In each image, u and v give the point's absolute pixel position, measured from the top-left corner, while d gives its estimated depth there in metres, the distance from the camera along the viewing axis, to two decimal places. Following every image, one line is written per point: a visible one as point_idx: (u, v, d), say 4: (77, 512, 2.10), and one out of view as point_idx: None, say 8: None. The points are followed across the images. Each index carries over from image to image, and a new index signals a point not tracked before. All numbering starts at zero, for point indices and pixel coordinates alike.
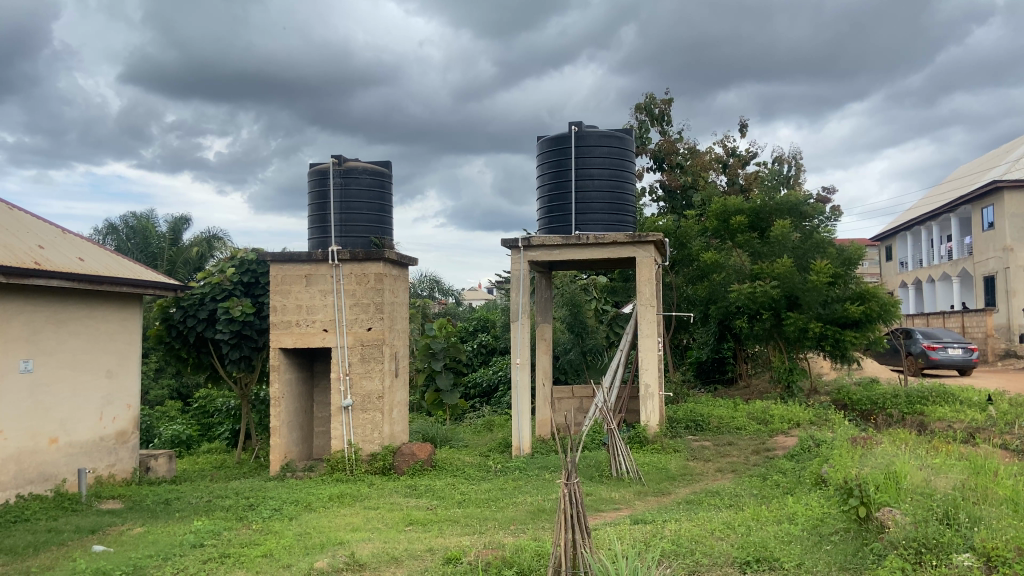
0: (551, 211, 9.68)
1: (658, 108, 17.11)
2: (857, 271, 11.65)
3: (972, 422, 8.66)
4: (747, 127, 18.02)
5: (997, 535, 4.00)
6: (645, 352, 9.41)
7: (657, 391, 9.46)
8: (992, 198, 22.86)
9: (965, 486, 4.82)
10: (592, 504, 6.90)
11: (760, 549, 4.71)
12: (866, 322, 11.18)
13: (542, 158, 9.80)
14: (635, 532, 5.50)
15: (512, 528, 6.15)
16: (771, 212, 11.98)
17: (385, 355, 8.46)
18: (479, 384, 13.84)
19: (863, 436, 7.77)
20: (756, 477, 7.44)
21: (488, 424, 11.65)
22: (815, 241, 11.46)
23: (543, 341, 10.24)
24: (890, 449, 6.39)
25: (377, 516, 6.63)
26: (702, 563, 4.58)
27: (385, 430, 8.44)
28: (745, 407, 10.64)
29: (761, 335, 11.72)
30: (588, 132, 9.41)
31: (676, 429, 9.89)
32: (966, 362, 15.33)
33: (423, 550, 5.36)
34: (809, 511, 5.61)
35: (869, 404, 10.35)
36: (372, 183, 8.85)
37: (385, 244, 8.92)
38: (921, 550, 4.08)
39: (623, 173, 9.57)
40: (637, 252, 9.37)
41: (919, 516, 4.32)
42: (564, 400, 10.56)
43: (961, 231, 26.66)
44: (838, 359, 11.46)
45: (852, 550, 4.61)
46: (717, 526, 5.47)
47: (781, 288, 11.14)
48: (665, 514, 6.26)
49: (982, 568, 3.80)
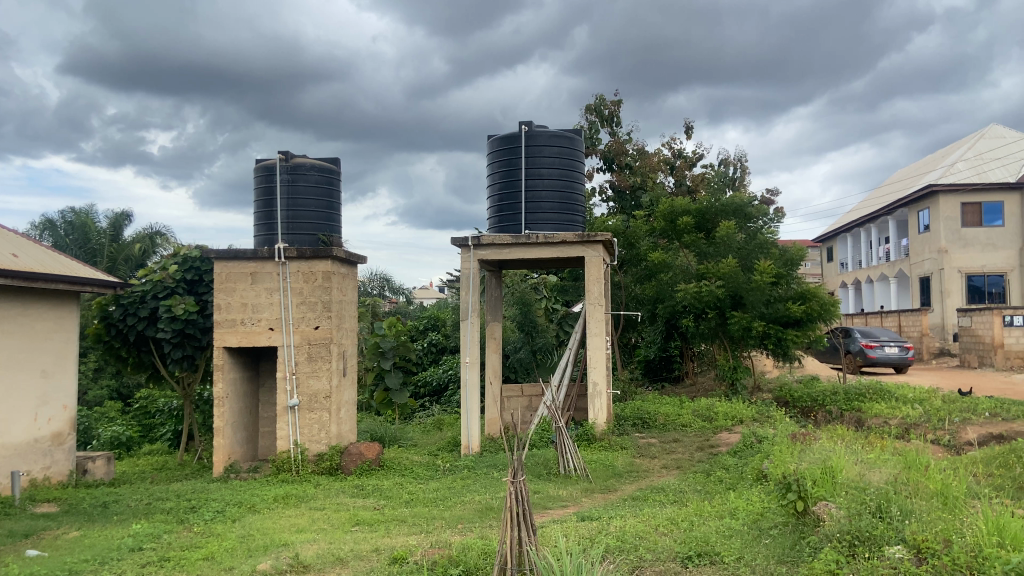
0: (501, 210, 9.69)
1: (608, 109, 17.27)
2: (798, 272, 11.96)
3: (906, 418, 8.96)
4: (692, 130, 18.36)
5: (927, 528, 4.15)
6: (594, 351, 9.48)
7: (605, 389, 9.54)
8: (928, 202, 23.75)
9: (897, 480, 4.98)
10: (539, 501, 6.95)
11: (702, 544, 4.82)
12: (807, 321, 11.45)
13: (492, 157, 9.82)
14: (581, 529, 5.57)
15: (460, 526, 6.17)
16: (717, 213, 12.21)
17: (333, 354, 8.36)
18: (429, 384, 13.77)
19: (803, 432, 8.00)
20: (700, 473, 7.57)
21: (438, 423, 11.62)
22: (758, 242, 11.77)
23: (492, 339, 10.24)
24: (826, 444, 6.61)
25: (323, 516, 6.56)
26: (645, 558, 4.67)
27: (332, 430, 8.33)
28: (691, 404, 10.81)
29: (707, 334, 11.90)
30: (538, 132, 9.48)
31: (624, 426, 9.99)
32: (902, 360, 15.81)
33: (369, 550, 5.32)
34: (749, 506, 5.75)
35: (809, 401, 10.64)
36: (321, 179, 8.75)
37: (332, 242, 8.81)
38: (854, 543, 4.22)
39: (572, 173, 9.65)
40: (585, 251, 9.45)
41: (853, 509, 4.47)
42: (512, 399, 10.55)
43: (898, 234, 27.61)
44: (781, 357, 11.74)
45: (791, 543, 4.72)
46: (661, 522, 5.56)
47: (725, 288, 11.35)
48: (612, 511, 6.33)
49: (912, 559, 3.92)
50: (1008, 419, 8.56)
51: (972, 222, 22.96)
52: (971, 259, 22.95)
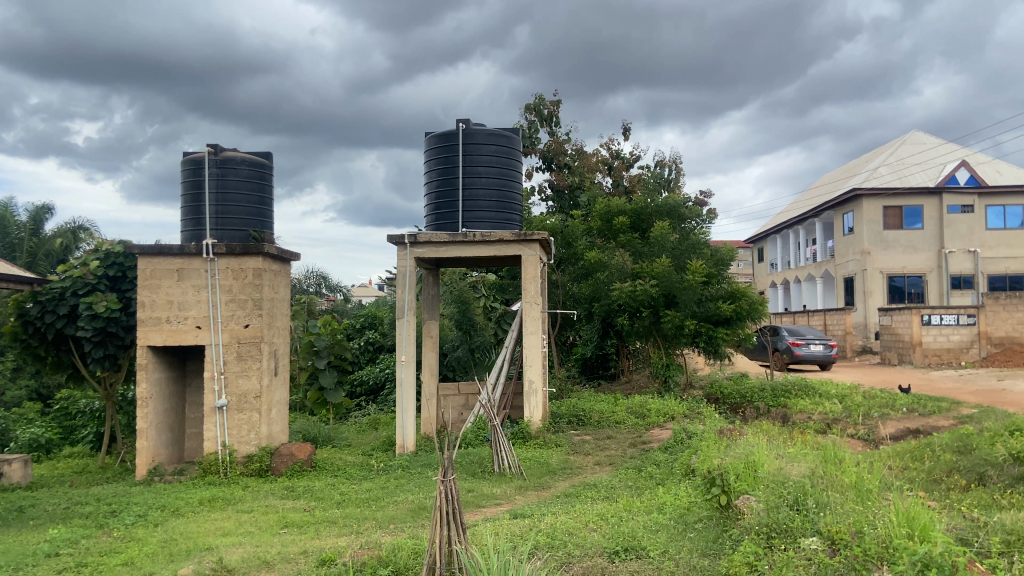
0: (437, 207, 9.64)
1: (547, 109, 17.38)
2: (729, 272, 12.27)
3: (828, 413, 9.27)
4: (629, 131, 18.71)
5: (841, 520, 4.30)
6: (530, 349, 9.52)
7: (541, 387, 9.59)
8: (853, 205, 24.66)
9: (815, 473, 5.16)
10: (472, 499, 6.94)
11: (629, 539, 4.89)
12: (737, 320, 11.75)
13: (430, 155, 9.76)
14: (512, 527, 5.58)
15: (391, 526, 6.12)
16: (652, 213, 12.42)
17: (263, 353, 8.19)
18: (365, 383, 13.70)
19: (729, 428, 8.21)
20: (632, 469, 7.70)
21: (374, 422, 11.52)
22: (691, 242, 12.02)
23: (428, 337, 10.19)
24: (750, 440, 6.81)
25: (251, 519, 6.42)
26: (574, 555, 4.71)
27: (262, 430, 8.16)
28: (625, 402, 10.97)
29: (642, 332, 12.01)
30: (475, 130, 9.46)
31: (559, 423, 10.07)
32: (826, 358, 16.36)
33: (296, 553, 5.23)
34: (677, 501, 5.86)
35: (738, 397, 10.93)
36: (252, 174, 8.56)
37: (264, 238, 8.63)
38: (771, 535, 4.36)
39: (510, 172, 9.67)
40: (522, 250, 9.48)
41: (772, 502, 4.64)
42: (449, 397, 10.50)
43: (825, 235, 28.59)
44: (712, 355, 12.00)
45: (714, 536, 4.84)
46: (591, 518, 5.62)
47: (659, 287, 11.47)
48: (544, 508, 6.37)
49: (826, 550, 4.05)
50: (922, 414, 8.96)
51: (894, 225, 23.93)
52: (893, 261, 23.92)
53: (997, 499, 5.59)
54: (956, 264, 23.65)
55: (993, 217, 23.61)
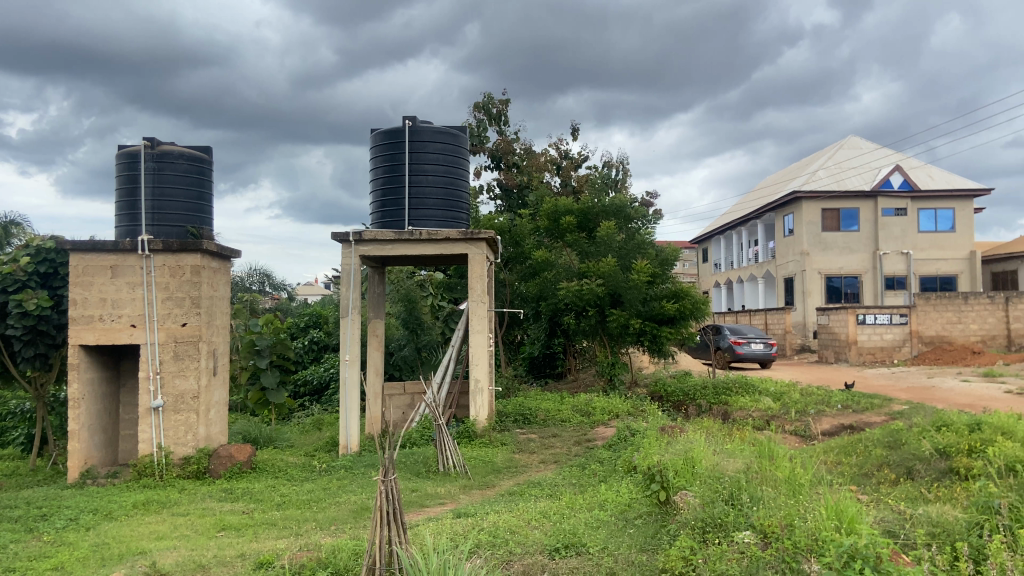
0: (383, 205, 9.55)
1: (496, 108, 17.40)
2: (673, 272, 12.47)
3: (767, 410, 9.49)
4: (577, 132, 18.86)
5: (773, 513, 4.41)
6: (476, 348, 9.49)
7: (486, 386, 9.58)
8: (792, 208, 25.32)
9: (750, 468, 5.29)
10: (416, 499, 6.90)
11: (570, 536, 4.93)
12: (680, 319, 11.95)
13: (375, 152, 9.67)
14: (455, 526, 5.56)
15: (331, 528, 6.04)
16: (598, 213, 12.58)
17: (201, 352, 8.00)
18: (309, 382, 13.52)
19: (671, 426, 8.34)
20: (575, 467, 7.76)
21: (317, 423, 11.34)
22: (637, 242, 12.20)
23: (373, 336, 10.10)
24: (690, 437, 6.93)
25: (187, 522, 6.26)
26: (515, 552, 4.70)
27: (199, 431, 7.97)
28: (571, 400, 11.06)
29: (588, 331, 12.13)
30: (422, 127, 9.43)
31: (505, 422, 10.06)
32: (766, 356, 16.77)
33: (233, 556, 5.12)
34: (618, 498, 5.92)
35: (681, 395, 11.11)
36: (190, 168, 8.36)
37: (202, 234, 8.43)
38: (706, 529, 4.46)
39: (456, 170, 9.65)
40: (468, 249, 9.46)
41: (708, 497, 4.75)
42: (394, 397, 10.42)
43: (766, 237, 29.29)
44: (656, 354, 12.17)
45: (652, 532, 4.90)
46: (534, 516, 5.64)
47: (605, 286, 11.63)
48: (487, 506, 6.37)
49: (758, 543, 4.15)
50: (856, 410, 9.25)
51: (832, 227, 24.67)
52: (831, 262, 24.62)
53: (923, 492, 5.80)
54: (890, 266, 24.47)
55: (925, 220, 24.50)
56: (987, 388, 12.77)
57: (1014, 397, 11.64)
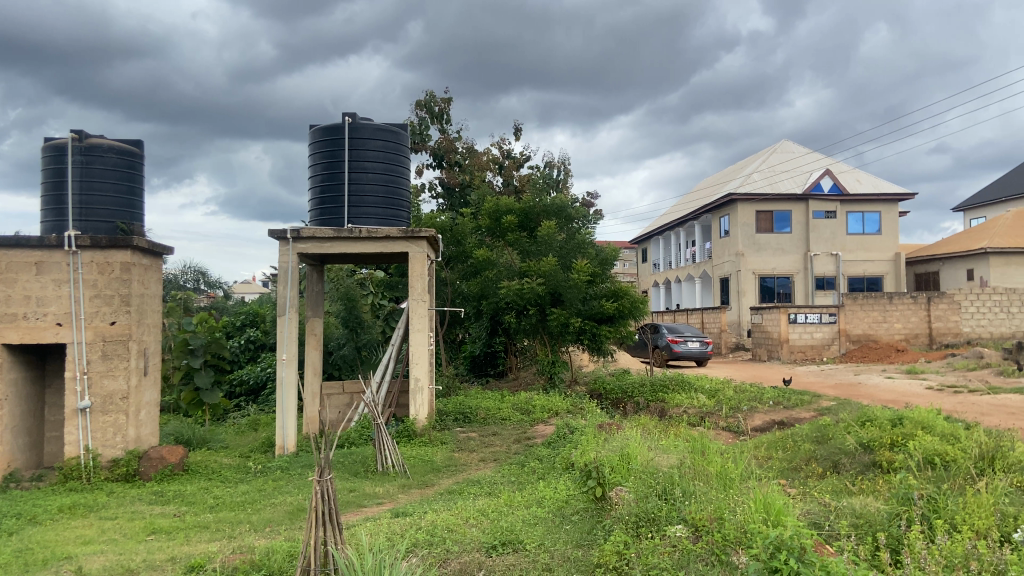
0: (322, 202, 9.41)
1: (438, 106, 17.33)
2: (612, 272, 12.67)
3: (702, 407, 9.72)
4: (519, 131, 18.94)
5: (703, 507, 4.52)
6: (416, 346, 9.45)
7: (427, 384, 9.55)
8: (728, 209, 25.95)
9: (684, 463, 5.42)
10: (353, 499, 6.83)
11: (507, 533, 4.96)
12: (619, 317, 12.14)
13: (314, 149, 9.54)
14: (392, 526, 5.53)
15: (266, 530, 5.94)
16: (539, 213, 12.66)
17: (131, 352, 7.76)
18: (245, 382, 13.26)
19: (609, 423, 8.47)
20: (515, 465, 7.80)
21: (253, 424, 11.12)
22: (577, 242, 12.34)
23: (312, 335, 9.97)
24: (627, 434, 7.05)
25: (116, 526, 6.07)
26: (452, 551, 4.70)
27: (129, 433, 7.73)
28: (511, 398, 11.11)
29: (528, 330, 12.17)
30: (362, 124, 9.35)
31: (445, 421, 10.04)
32: (702, 354, 17.13)
33: (163, 560, 4.99)
34: (555, 495, 5.97)
35: (619, 393, 11.29)
36: (120, 162, 8.09)
37: (133, 230, 8.17)
38: (640, 523, 4.56)
39: (397, 168, 9.60)
40: (408, 247, 9.39)
41: (642, 492, 4.86)
42: (333, 396, 10.31)
43: (704, 238, 29.94)
44: (595, 352, 12.34)
45: (588, 527, 4.97)
46: (472, 514, 5.65)
47: (546, 285, 11.73)
48: (425, 505, 6.35)
49: (690, 536, 4.26)
50: (787, 406, 9.54)
51: (766, 229, 25.38)
52: (765, 262, 25.31)
53: (848, 484, 6.01)
54: (820, 267, 25.29)
55: (853, 222, 25.43)
56: (909, 384, 13.33)
57: (934, 392, 12.18)
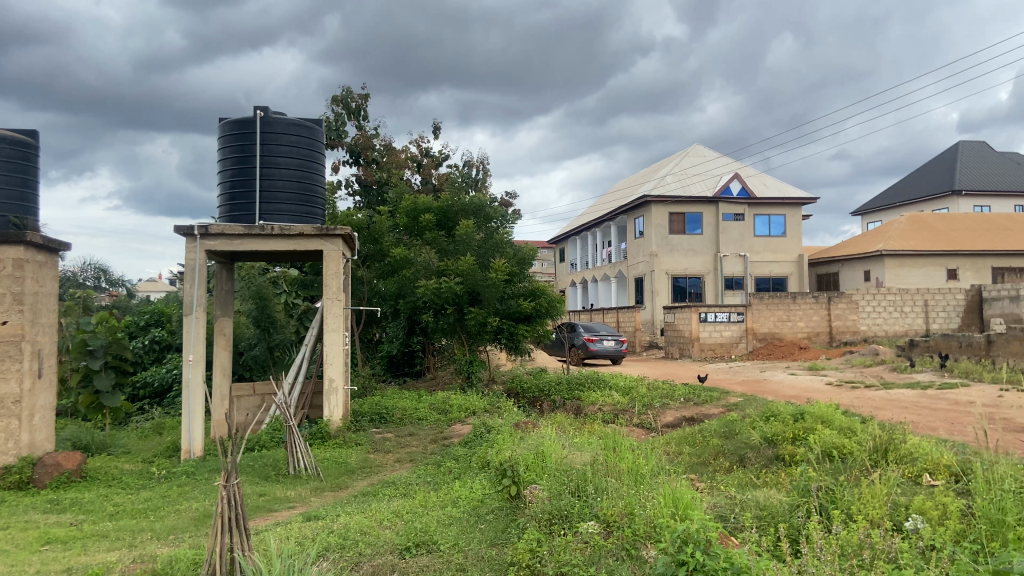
0: (232, 198, 9.11)
1: (355, 102, 17.06)
2: (530, 271, 12.74)
3: (616, 404, 9.90)
4: (438, 130, 18.86)
5: (614, 503, 4.61)
6: (330, 346, 9.24)
7: (341, 385, 9.37)
8: (643, 211, 26.57)
9: (596, 460, 5.52)
10: (263, 504, 6.63)
11: (421, 535, 4.91)
12: (536, 316, 12.25)
13: (223, 143, 9.22)
14: (303, 530, 5.40)
15: (170, 537, 5.70)
16: (457, 212, 12.65)
17: (24, 353, 7.32)
18: (149, 384, 12.70)
19: (525, 422, 8.51)
20: (431, 465, 7.75)
21: (158, 428, 10.66)
22: (495, 241, 12.39)
23: (221, 335, 9.63)
24: (542, 432, 7.12)
25: (5, 537, 5.70)
26: (364, 554, 4.63)
27: (22, 439, 7.28)
28: (427, 398, 11.05)
29: (446, 329, 12.12)
30: (275, 118, 9.11)
31: (361, 422, 9.88)
32: (617, 352, 17.39)
33: (56, 572, 4.71)
34: (471, 494, 5.97)
35: (536, 391, 11.39)
36: (13, 153, 7.62)
37: (27, 225, 7.69)
38: (553, 521, 4.60)
39: (311, 164, 9.40)
40: (323, 245, 9.19)
41: (556, 490, 4.92)
42: (243, 398, 9.98)
43: (619, 238, 30.55)
44: (513, 351, 12.41)
45: (502, 526, 4.98)
46: (385, 516, 5.58)
47: (464, 284, 11.71)
48: (338, 508, 6.24)
49: (602, 532, 4.33)
50: (697, 403, 9.84)
51: (678, 230, 26.11)
52: (678, 263, 26.02)
53: (752, 478, 6.24)
54: (729, 267, 26.18)
55: (760, 225, 26.47)
56: (811, 380, 13.96)
57: (833, 388, 12.80)
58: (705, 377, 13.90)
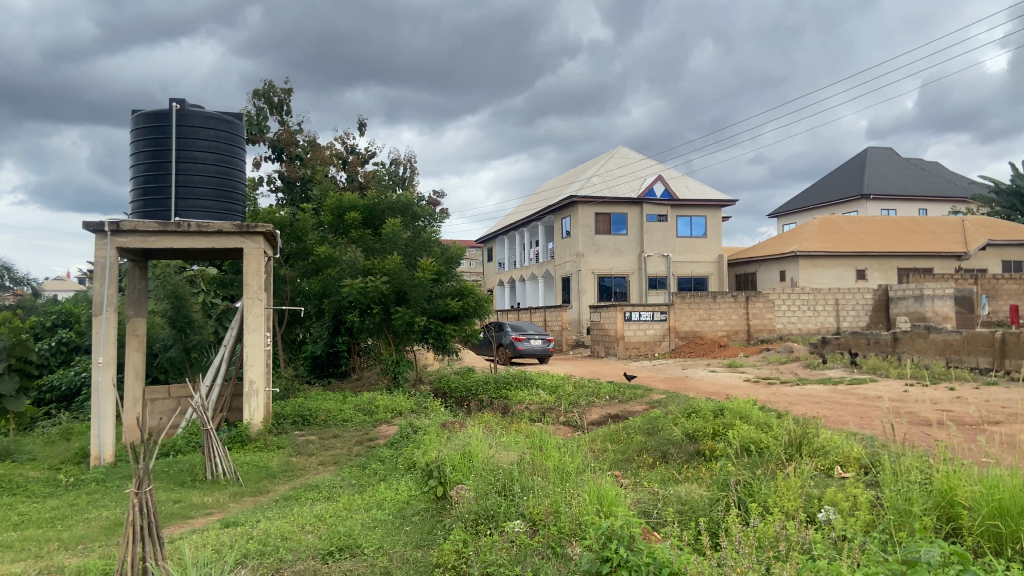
0: (146, 193, 8.73)
1: (278, 97, 16.65)
2: (458, 270, 12.71)
3: (543, 403, 9.96)
4: (364, 127, 18.60)
5: (540, 501, 4.63)
6: (251, 347, 8.97)
7: (262, 387, 9.12)
8: (570, 211, 26.85)
9: (523, 459, 5.53)
10: (179, 510, 6.38)
11: (344, 539, 4.82)
12: (464, 316, 12.22)
13: (136, 136, 8.84)
14: (222, 536, 5.22)
15: (78, 547, 5.41)
16: (384, 210, 12.49)
17: None
18: (56, 388, 12.06)
19: (452, 421, 8.46)
20: (355, 467, 7.62)
21: (66, 433, 10.14)
22: (423, 240, 12.31)
23: (133, 336, 9.23)
24: (469, 432, 7.10)
25: None
26: (285, 560, 4.50)
27: None
28: (352, 399, 10.86)
29: (372, 329, 11.95)
30: (192, 111, 8.80)
31: (283, 424, 9.63)
32: (544, 352, 17.56)
33: None
34: (396, 496, 5.90)
35: (464, 390, 11.35)
36: None
37: None
38: (479, 521, 4.59)
39: (231, 159, 9.11)
40: (243, 243, 8.92)
41: (482, 490, 4.90)
42: (157, 401, 9.59)
43: (547, 238, 30.80)
44: (440, 351, 12.33)
45: (428, 528, 4.94)
46: (308, 520, 5.45)
47: (390, 283, 11.59)
48: (258, 513, 6.06)
49: (527, 532, 4.34)
50: (621, 400, 10.00)
51: (604, 230, 26.50)
52: (604, 263, 26.39)
53: (674, 473, 6.37)
54: (653, 267, 26.74)
55: (682, 226, 27.16)
56: (729, 377, 14.40)
57: (751, 384, 13.22)
58: (629, 374, 14.15)
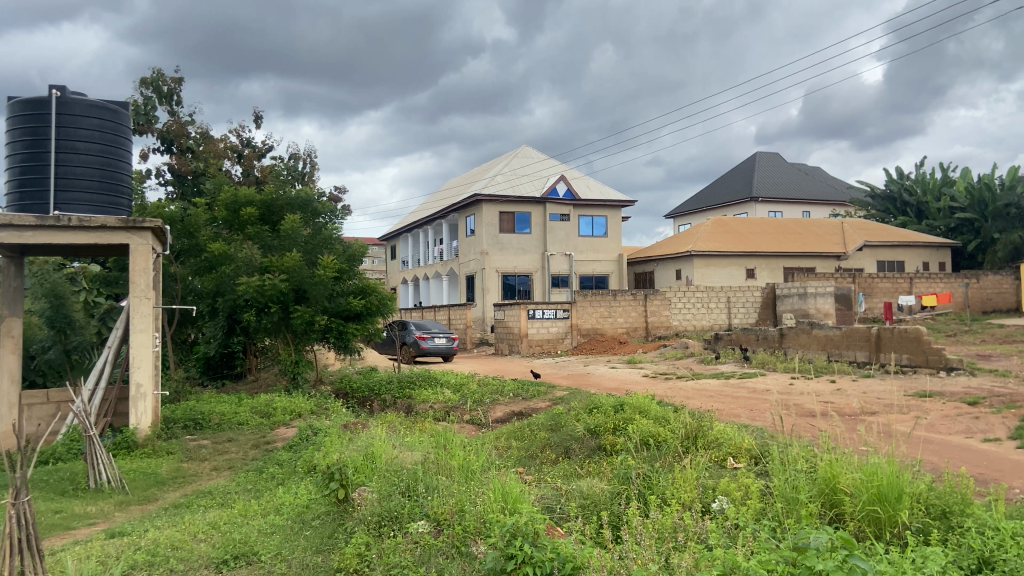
0: (21, 185, 8.14)
1: (167, 85, 15.87)
2: (360, 268, 12.52)
3: (447, 402, 9.92)
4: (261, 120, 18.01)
5: (445, 501, 4.60)
6: (138, 349, 8.48)
7: (151, 390, 8.66)
8: (473, 209, 26.88)
9: (427, 459, 5.49)
10: (59, 522, 5.98)
11: (240, 546, 4.64)
12: (367, 315, 12.03)
13: (10, 124, 8.22)
14: (107, 548, 4.93)
15: None
16: (283, 205, 12.11)
17: None
18: None
19: (354, 422, 8.31)
20: (252, 471, 7.35)
21: None
22: (323, 237, 12.04)
23: (8, 338, 8.58)
24: (372, 432, 6.99)
25: None
26: (177, 570, 4.30)
27: None
28: (249, 401, 10.47)
29: (270, 329, 11.57)
30: (73, 99, 8.26)
31: (173, 429, 9.18)
32: (449, 350, 17.54)
33: None
34: (296, 499, 5.74)
35: (366, 390, 11.16)
36: None
37: None
38: (382, 523, 4.53)
39: (116, 150, 8.61)
40: (129, 239, 8.39)
41: (385, 491, 4.83)
42: (35, 406, 8.96)
43: (450, 236, 30.74)
44: (342, 350, 12.09)
45: (329, 532, 4.82)
46: (201, 528, 5.22)
47: (289, 281, 11.28)
48: (146, 523, 5.76)
49: (432, 531, 4.31)
50: (525, 397, 10.09)
51: (507, 229, 26.67)
52: (507, 262, 26.56)
53: (576, 469, 6.47)
54: (555, 266, 27.12)
55: (584, 225, 27.70)
56: (629, 373, 14.79)
57: (649, 380, 13.62)
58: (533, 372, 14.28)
